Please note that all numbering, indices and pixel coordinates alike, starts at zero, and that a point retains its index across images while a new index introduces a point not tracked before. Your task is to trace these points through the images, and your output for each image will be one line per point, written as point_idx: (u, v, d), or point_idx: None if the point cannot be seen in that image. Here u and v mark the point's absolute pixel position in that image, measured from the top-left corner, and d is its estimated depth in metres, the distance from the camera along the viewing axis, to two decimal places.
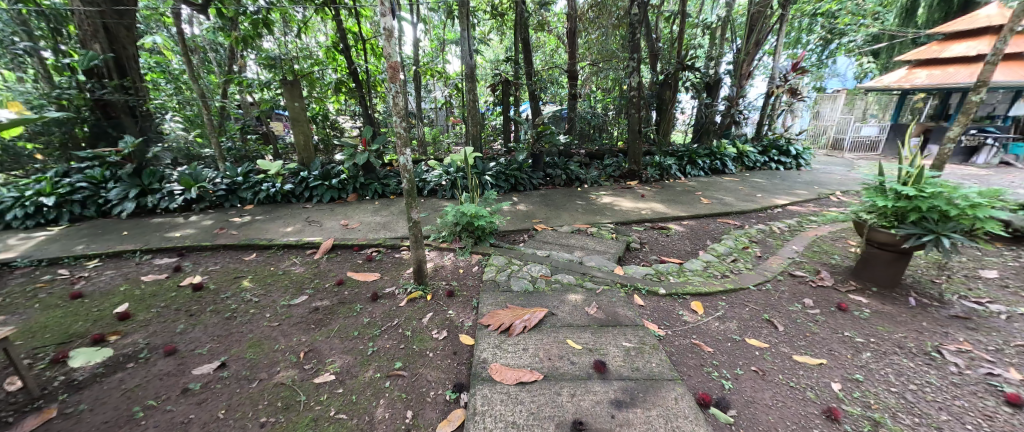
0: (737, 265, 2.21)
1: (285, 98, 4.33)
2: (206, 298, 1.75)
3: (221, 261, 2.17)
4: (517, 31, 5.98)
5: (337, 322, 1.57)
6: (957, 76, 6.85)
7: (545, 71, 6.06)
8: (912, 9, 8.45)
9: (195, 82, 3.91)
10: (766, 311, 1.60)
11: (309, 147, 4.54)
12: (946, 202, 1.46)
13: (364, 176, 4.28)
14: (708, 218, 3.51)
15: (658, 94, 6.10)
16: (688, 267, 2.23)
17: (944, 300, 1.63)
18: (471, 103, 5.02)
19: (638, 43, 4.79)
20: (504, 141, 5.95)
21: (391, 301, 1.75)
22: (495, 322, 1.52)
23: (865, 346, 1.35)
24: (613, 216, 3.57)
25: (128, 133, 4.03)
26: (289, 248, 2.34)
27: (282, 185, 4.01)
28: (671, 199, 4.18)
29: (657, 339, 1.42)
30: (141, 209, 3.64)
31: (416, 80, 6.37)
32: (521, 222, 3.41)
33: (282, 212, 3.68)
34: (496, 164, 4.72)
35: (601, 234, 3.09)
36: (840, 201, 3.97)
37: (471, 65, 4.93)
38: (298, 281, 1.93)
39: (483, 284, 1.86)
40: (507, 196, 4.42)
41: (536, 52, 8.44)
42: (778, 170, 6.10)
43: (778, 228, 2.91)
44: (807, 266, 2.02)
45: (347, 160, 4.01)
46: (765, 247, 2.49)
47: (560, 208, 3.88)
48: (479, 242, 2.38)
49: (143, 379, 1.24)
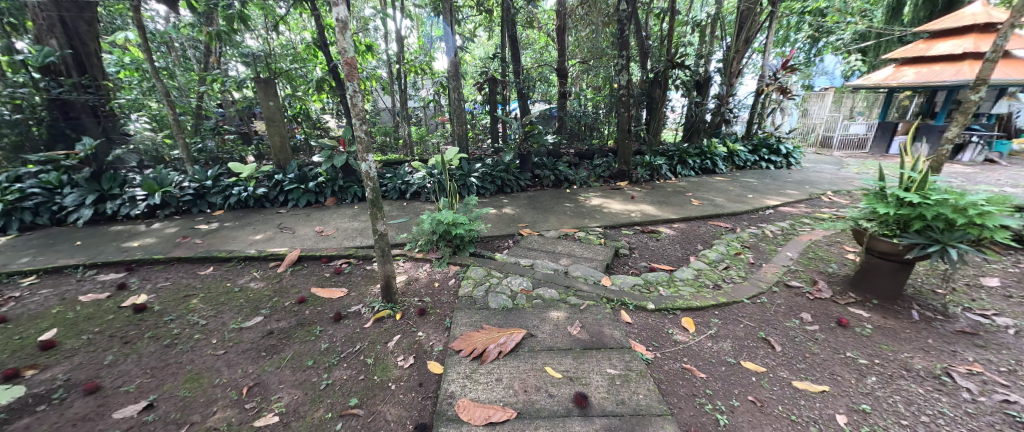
0: (729, 274, 2.11)
1: (258, 97, 4.11)
2: (147, 322, 1.57)
3: (174, 277, 1.99)
4: (504, 28, 5.83)
5: (291, 349, 1.40)
6: (943, 74, 6.88)
7: (534, 69, 5.92)
8: (898, 7, 8.49)
9: (160, 81, 3.68)
10: (761, 328, 1.48)
11: (286, 149, 4.33)
12: (952, 210, 1.35)
13: (343, 179, 4.09)
14: (699, 221, 3.41)
15: (648, 92, 6.00)
16: (678, 276, 2.12)
17: (948, 313, 1.53)
18: (457, 101, 4.86)
19: (627, 40, 4.67)
20: (492, 141, 5.81)
21: (356, 321, 1.58)
22: (467, 347, 1.37)
23: (870, 369, 1.23)
24: (602, 219, 3.44)
25: (88, 134, 3.76)
26: (251, 261, 2.16)
27: (255, 189, 3.80)
28: (662, 200, 4.08)
29: (645, 363, 1.29)
30: (101, 216, 3.41)
31: (401, 78, 6.18)
32: (506, 226, 3.27)
33: (254, 218, 3.48)
34: (482, 165, 4.56)
35: (589, 239, 2.96)
36: (832, 202, 3.90)
37: (456, 63, 4.76)
38: (254, 300, 1.76)
39: (458, 301, 1.71)
40: (493, 198, 4.27)
41: (526, 50, 8.31)
42: (768, 169, 6.05)
43: (771, 232, 2.81)
44: (802, 274, 1.91)
45: (324, 162, 3.82)
46: (758, 253, 2.39)
47: (547, 211, 3.75)
48: (458, 252, 2.23)
49: (52, 425, 1.06)
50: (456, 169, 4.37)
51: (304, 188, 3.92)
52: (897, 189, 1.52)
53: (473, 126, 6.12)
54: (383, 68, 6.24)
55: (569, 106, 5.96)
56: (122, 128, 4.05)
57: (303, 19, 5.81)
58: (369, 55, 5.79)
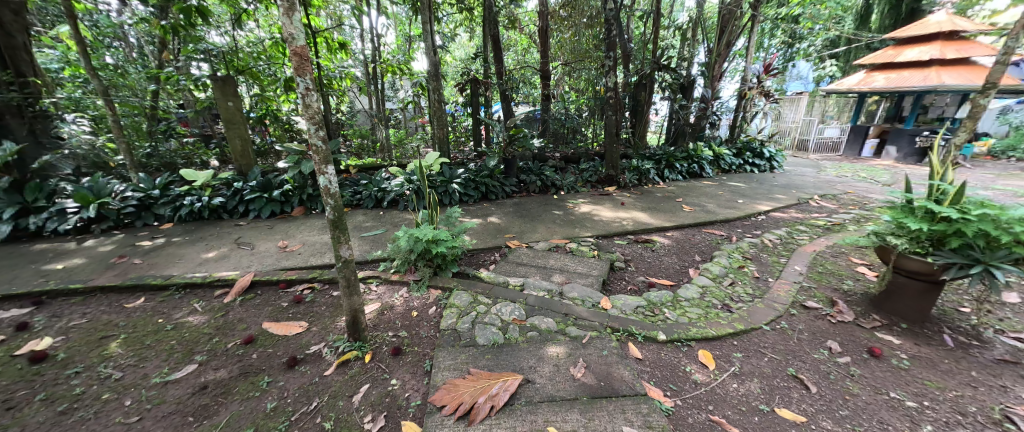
0: (737, 292, 1.94)
1: (215, 95, 3.71)
2: (44, 377, 1.25)
3: (93, 312, 1.65)
4: (485, 26, 5.61)
5: (228, 411, 1.11)
6: (913, 79, 7.12)
7: (517, 70, 5.73)
8: (866, 15, 8.80)
9: (96, 77, 3.21)
10: (788, 362, 1.30)
11: (248, 152, 3.94)
12: (993, 226, 1.22)
13: (313, 186, 3.77)
14: (693, 229, 3.29)
15: (633, 95, 5.91)
16: (683, 296, 1.94)
17: (983, 338, 1.39)
18: (438, 102, 4.59)
19: (614, 40, 4.51)
20: (475, 144, 5.58)
21: (315, 367, 1.30)
22: (452, 402, 1.11)
23: (922, 415, 1.06)
24: (594, 228, 3.26)
25: (11, 137, 3.18)
26: (193, 289, 1.83)
27: (211, 199, 3.41)
28: (653, 206, 3.94)
29: (666, 416, 1.08)
30: (20, 231, 2.94)
31: (377, 79, 5.87)
32: (492, 238, 3.03)
33: (208, 232, 3.10)
34: (465, 170, 4.31)
35: (582, 251, 2.77)
36: (820, 206, 3.87)
37: (436, 62, 4.52)
38: (189, 341, 1.44)
39: (441, 336, 1.45)
40: (477, 205, 4.03)
41: (508, 50, 8.08)
42: (752, 172, 6.06)
43: (770, 241, 2.70)
44: (817, 292, 1.76)
45: (291, 168, 3.48)
46: (762, 266, 2.25)
47: (535, 219, 3.54)
48: (440, 272, 1.97)
49: None
50: (437, 175, 4.11)
51: (268, 197, 3.56)
52: (927, 201, 1.39)
53: (455, 129, 5.85)
54: (357, 67, 5.89)
55: (553, 108, 5.80)
56: (55, 131, 3.51)
57: (268, 13, 5.40)
58: (342, 52, 5.45)
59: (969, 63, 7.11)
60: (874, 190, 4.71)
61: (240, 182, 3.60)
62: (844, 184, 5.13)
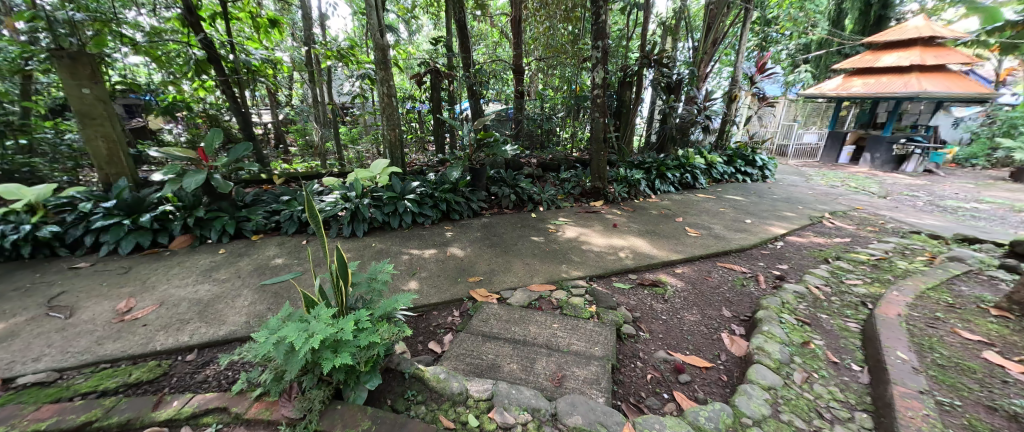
0: (824, 402, 1.27)
1: (58, 75, 2.56)
2: None
3: None
4: (450, 10, 4.76)
5: None
6: (893, 85, 7.02)
7: (487, 64, 4.94)
8: (840, 19, 8.57)
9: None
10: None
11: (119, 158, 2.87)
12: None
13: (208, 206, 2.81)
14: (706, 263, 2.63)
15: (618, 95, 5.19)
16: (747, 413, 1.21)
17: None
18: (388, 96, 3.65)
19: (604, 29, 3.77)
20: (440, 149, 4.73)
21: None
22: None
23: None
24: (585, 264, 2.52)
25: None
26: None
27: (37, 229, 2.37)
28: (650, 229, 3.26)
29: None
30: None
31: (318, 68, 4.82)
32: (450, 284, 2.21)
33: (15, 283, 2.09)
34: (421, 183, 3.44)
35: (573, 306, 2.00)
36: (839, 228, 3.35)
37: (383, 42, 3.52)
38: None
39: None
40: (435, 229, 3.17)
41: (476, 43, 7.24)
42: (744, 182, 5.60)
43: (818, 289, 2.06)
44: (971, 418, 1.09)
45: (169, 184, 2.49)
46: (831, 339, 1.61)
47: (508, 249, 2.76)
48: (345, 394, 1.14)
49: None
50: (384, 190, 3.23)
51: (133, 223, 2.55)
52: None
53: (416, 129, 4.99)
54: (292, 53, 4.85)
55: (527, 107, 5.11)
56: None
57: None
58: (274, 34, 4.41)
59: (945, 70, 7.11)
60: (880, 206, 4.31)
61: (91, 202, 2.56)
62: (845, 197, 4.74)
